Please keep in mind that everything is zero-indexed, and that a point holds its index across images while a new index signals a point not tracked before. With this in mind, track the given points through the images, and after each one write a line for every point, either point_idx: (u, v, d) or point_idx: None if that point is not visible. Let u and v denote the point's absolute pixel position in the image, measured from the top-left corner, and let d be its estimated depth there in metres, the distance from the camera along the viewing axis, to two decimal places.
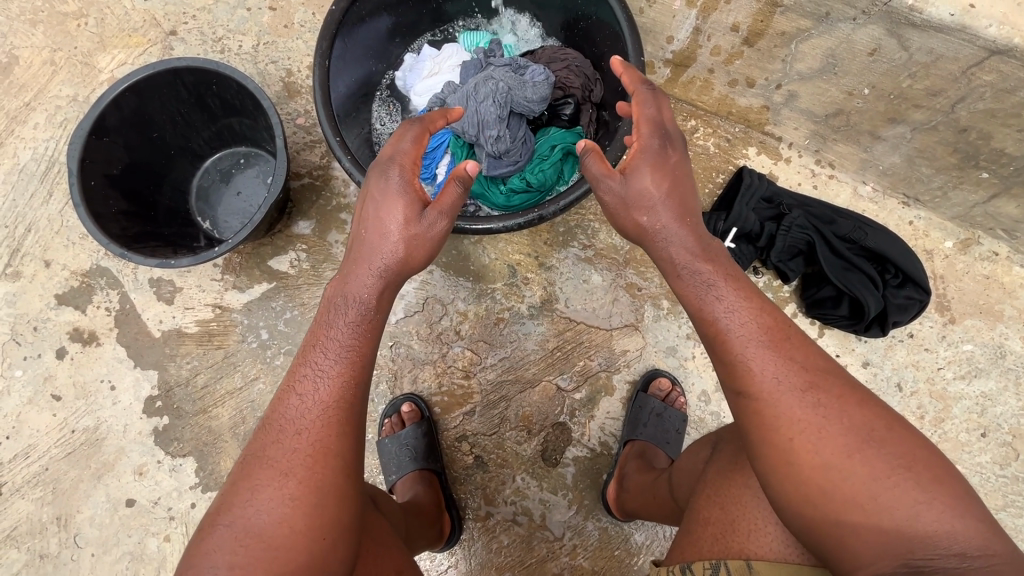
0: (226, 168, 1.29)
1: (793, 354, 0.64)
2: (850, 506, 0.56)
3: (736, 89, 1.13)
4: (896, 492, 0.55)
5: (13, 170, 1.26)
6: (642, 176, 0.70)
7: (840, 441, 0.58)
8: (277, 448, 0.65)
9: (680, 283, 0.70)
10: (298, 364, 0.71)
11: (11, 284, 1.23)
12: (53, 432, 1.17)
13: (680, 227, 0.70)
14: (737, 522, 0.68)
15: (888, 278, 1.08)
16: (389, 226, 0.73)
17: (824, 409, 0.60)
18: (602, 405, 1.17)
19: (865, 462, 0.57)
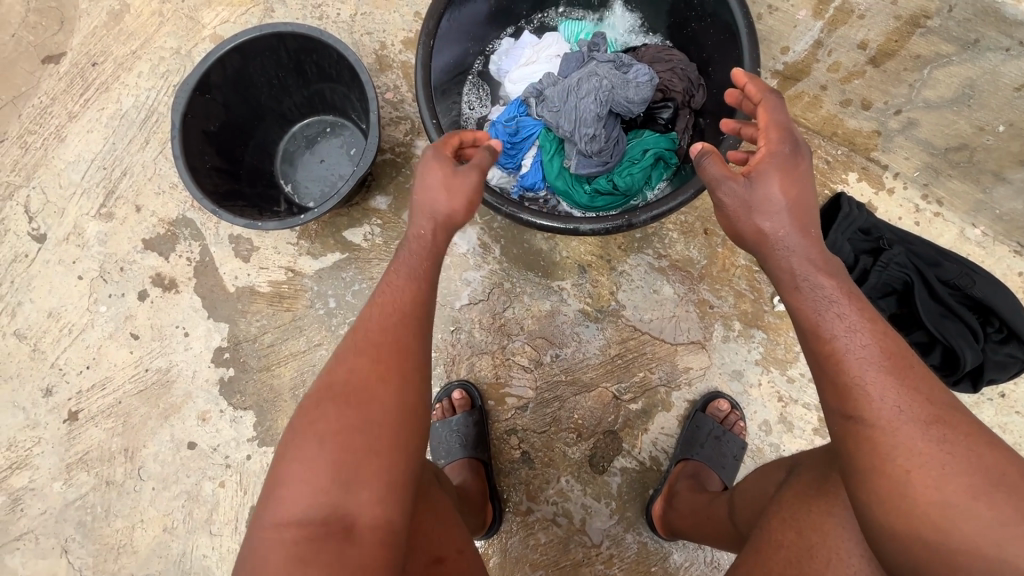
0: (313, 135, 1.30)
1: (917, 384, 0.59)
2: (968, 551, 0.52)
3: (848, 110, 1.06)
4: None
5: (116, 115, 1.32)
6: (768, 180, 0.66)
7: (964, 481, 0.54)
8: (359, 390, 0.64)
9: (795, 295, 0.65)
10: (374, 310, 0.71)
11: (103, 223, 1.29)
12: (129, 368, 1.24)
13: (800, 236, 0.66)
14: (816, 550, 0.67)
15: (990, 331, 1.00)
16: (430, 184, 0.75)
17: (950, 446, 0.55)
18: (657, 419, 1.14)
19: (990, 506, 0.52)
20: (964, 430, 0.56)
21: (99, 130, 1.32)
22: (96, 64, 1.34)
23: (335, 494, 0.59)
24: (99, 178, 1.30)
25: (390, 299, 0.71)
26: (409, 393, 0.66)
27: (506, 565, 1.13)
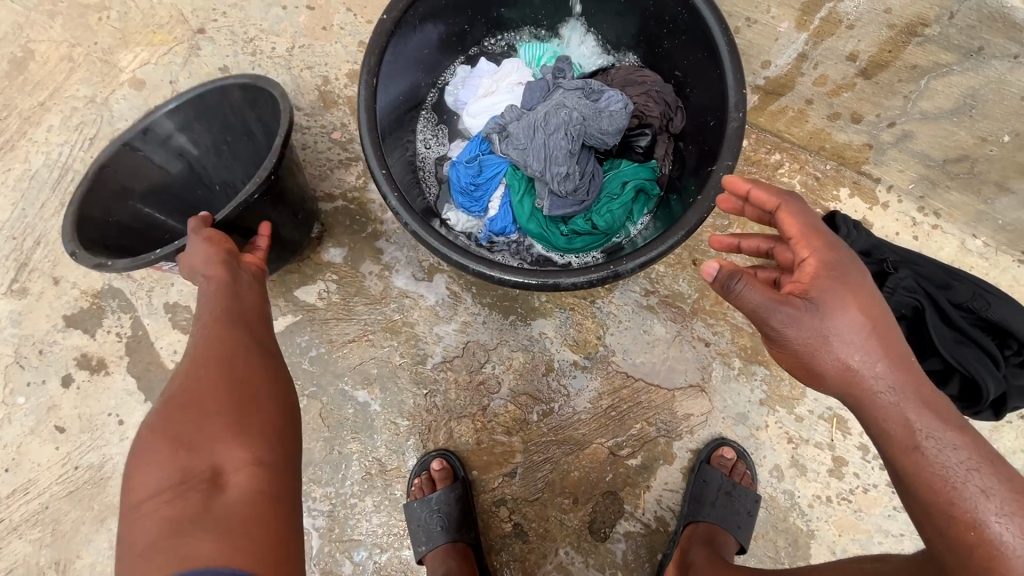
0: (235, 184, 1.06)
1: None
2: None
3: (837, 124, 0.98)
4: None
5: (24, 176, 1.16)
6: (840, 313, 0.61)
7: None
8: (190, 421, 0.58)
9: (908, 445, 0.59)
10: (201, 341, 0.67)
11: (16, 301, 1.13)
12: (55, 467, 1.08)
13: (884, 366, 0.61)
14: None
15: (1009, 354, 0.92)
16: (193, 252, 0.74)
17: None
18: (659, 474, 1.04)
19: None
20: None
21: (5, 194, 1.15)
22: None
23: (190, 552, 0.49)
24: (8, 249, 1.14)
25: (204, 344, 0.66)
26: (245, 429, 0.59)
27: None
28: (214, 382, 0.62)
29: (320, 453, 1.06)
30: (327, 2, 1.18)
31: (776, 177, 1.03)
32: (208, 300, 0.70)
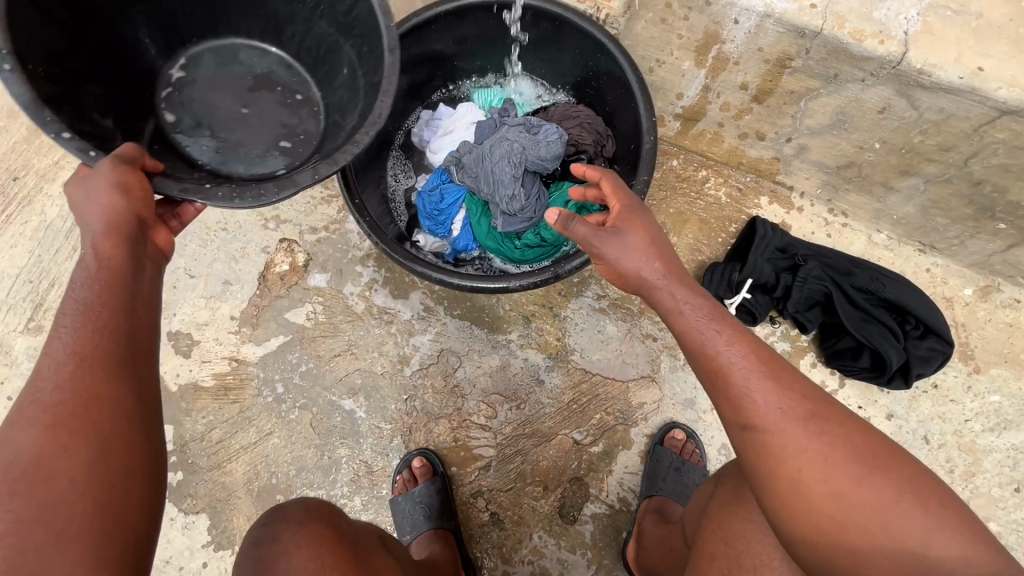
0: (278, 17, 0.96)
1: (789, 383, 0.62)
2: (862, 534, 0.56)
3: (746, 142, 1.15)
4: (907, 519, 0.55)
5: (40, 226, 1.30)
6: (628, 230, 0.70)
7: (846, 468, 0.58)
8: (45, 467, 0.52)
9: (679, 319, 0.66)
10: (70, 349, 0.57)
11: (32, 338, 1.25)
12: None
13: (670, 274, 0.68)
14: (743, 558, 0.70)
15: (909, 328, 1.07)
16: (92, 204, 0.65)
17: (828, 438, 0.59)
18: (619, 459, 1.15)
19: (871, 489, 0.57)
20: (822, 413, 0.61)
21: (23, 244, 1.29)
22: (17, 179, 1.33)
23: None
24: (26, 291, 1.27)
25: (84, 356, 0.57)
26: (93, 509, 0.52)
27: None
28: (70, 459, 0.53)
29: (312, 459, 1.16)
30: None
31: (704, 191, 1.20)
32: (91, 283, 0.61)
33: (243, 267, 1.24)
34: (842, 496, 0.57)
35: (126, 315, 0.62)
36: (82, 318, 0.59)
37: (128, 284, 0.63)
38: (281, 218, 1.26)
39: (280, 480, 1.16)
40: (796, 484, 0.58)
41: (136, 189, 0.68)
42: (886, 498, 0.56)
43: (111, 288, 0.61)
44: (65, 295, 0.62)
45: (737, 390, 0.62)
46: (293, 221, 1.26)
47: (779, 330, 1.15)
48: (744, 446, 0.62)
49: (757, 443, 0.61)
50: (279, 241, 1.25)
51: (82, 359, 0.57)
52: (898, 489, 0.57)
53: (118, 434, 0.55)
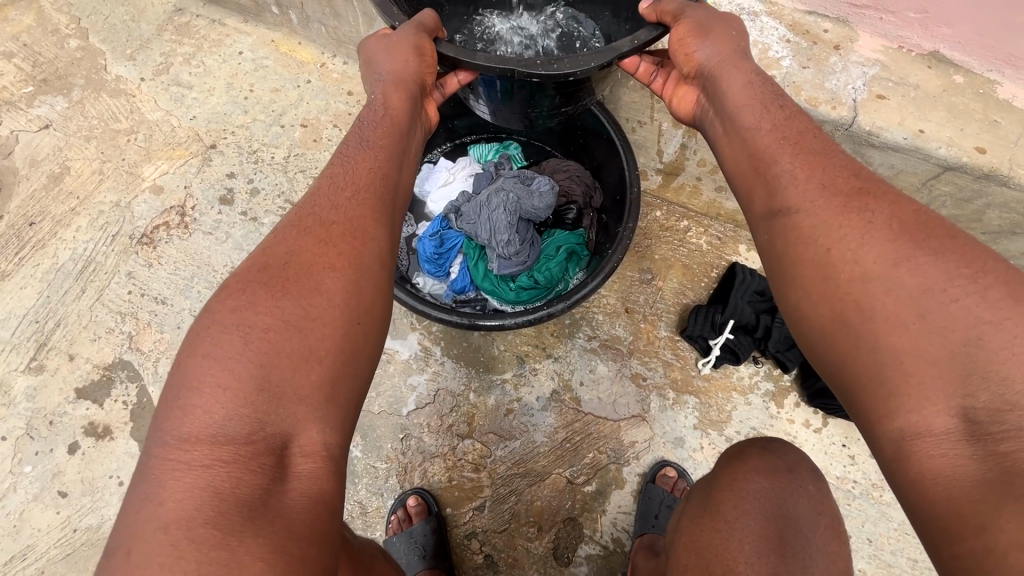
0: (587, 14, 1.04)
1: (828, 176, 0.66)
2: (900, 314, 0.54)
3: (723, 194, 1.27)
4: (956, 307, 0.52)
5: (51, 269, 1.35)
6: (707, 40, 0.81)
7: (886, 252, 0.57)
8: (300, 288, 0.63)
9: (736, 124, 0.77)
10: (326, 203, 0.71)
11: (33, 377, 1.26)
12: (54, 531, 1.15)
13: (732, 78, 0.79)
14: (713, 565, 0.74)
15: None
16: (382, 72, 0.84)
17: (866, 215, 0.61)
18: (613, 498, 1.16)
19: (911, 272, 0.55)
20: (876, 211, 0.61)
21: (33, 286, 1.33)
22: (34, 224, 1.39)
23: (162, 477, 0.52)
24: (30, 331, 1.30)
25: (343, 217, 0.70)
26: (309, 360, 0.59)
27: None
28: (332, 287, 0.64)
29: None
30: (318, 120, 1.47)
31: (686, 239, 1.31)
32: (356, 157, 0.77)
33: None
34: (889, 298, 0.55)
35: (391, 168, 0.79)
36: (359, 193, 0.73)
37: (387, 187, 0.77)
38: None
39: None
40: (830, 280, 0.60)
41: (427, 54, 0.84)
42: (958, 311, 0.52)
43: (383, 145, 0.79)
44: (355, 153, 0.78)
45: (775, 174, 0.70)
46: None
47: (763, 369, 1.22)
48: (784, 239, 0.66)
49: (789, 228, 0.65)
50: None
51: (355, 194, 0.73)
52: (968, 281, 0.53)
53: (351, 318, 0.63)
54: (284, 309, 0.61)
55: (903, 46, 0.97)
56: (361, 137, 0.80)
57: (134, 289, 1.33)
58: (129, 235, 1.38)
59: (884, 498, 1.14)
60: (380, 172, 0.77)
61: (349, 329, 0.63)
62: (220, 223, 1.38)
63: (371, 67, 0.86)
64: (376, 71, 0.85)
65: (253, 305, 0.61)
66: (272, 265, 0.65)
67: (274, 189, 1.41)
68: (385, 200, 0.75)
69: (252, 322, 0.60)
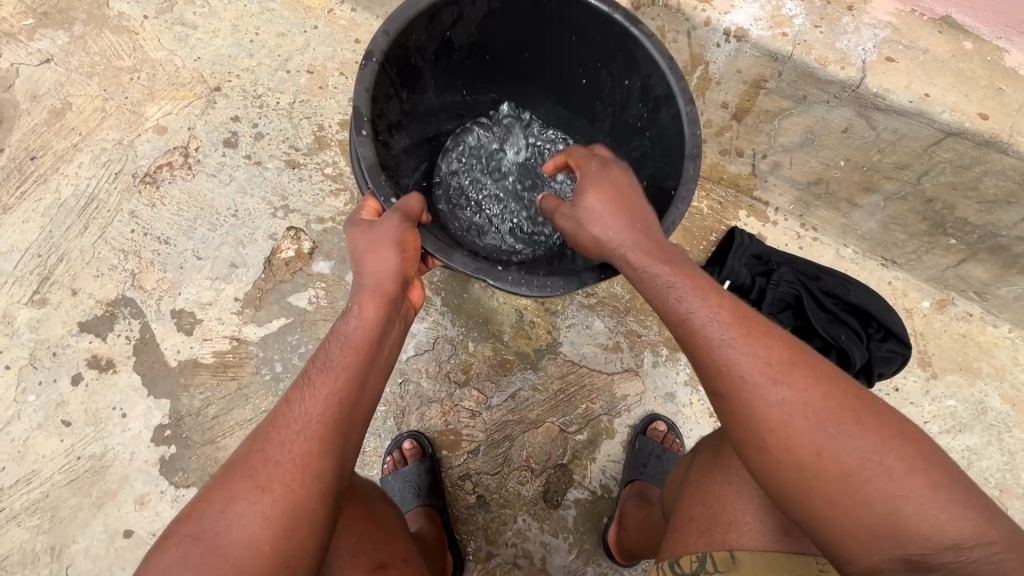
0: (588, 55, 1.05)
1: (762, 346, 0.66)
2: (842, 481, 0.59)
3: (727, 158, 1.26)
4: (889, 479, 0.58)
5: (53, 204, 1.35)
6: (585, 197, 0.81)
7: (823, 431, 0.61)
8: (266, 475, 0.66)
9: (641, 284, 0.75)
10: (309, 380, 0.72)
11: (36, 310, 1.27)
12: (58, 458, 1.18)
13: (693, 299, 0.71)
14: (720, 516, 0.78)
15: (871, 332, 1.15)
16: (365, 261, 0.80)
17: (810, 392, 0.63)
18: (602, 447, 1.20)
19: (840, 444, 0.60)
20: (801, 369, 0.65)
21: (35, 220, 1.33)
22: (35, 158, 1.38)
23: None
24: (33, 265, 1.30)
25: (323, 381, 0.71)
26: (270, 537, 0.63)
27: None
28: (287, 491, 0.65)
29: None
30: (324, 67, 1.45)
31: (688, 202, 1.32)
32: (336, 338, 0.75)
33: (250, 252, 1.31)
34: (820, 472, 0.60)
35: (357, 385, 0.72)
36: (346, 348, 0.73)
37: (374, 342, 0.75)
38: (291, 208, 1.34)
39: None
40: (761, 446, 0.64)
41: (409, 246, 0.81)
42: (879, 468, 0.59)
43: (345, 366, 0.72)
44: (338, 322, 0.77)
45: (706, 339, 0.68)
46: (302, 211, 1.34)
47: None
48: (721, 391, 0.66)
49: (734, 399, 0.65)
50: (286, 229, 1.33)
51: (338, 370, 0.72)
52: (877, 437, 0.60)
53: (315, 489, 0.66)
54: (249, 478, 0.66)
55: (916, 9, 0.97)
56: (328, 353, 0.74)
57: (137, 228, 1.34)
58: (132, 174, 1.37)
59: None
60: (343, 385, 0.71)
61: (305, 479, 0.66)
62: (224, 165, 1.38)
63: (353, 258, 0.82)
64: (358, 268, 0.80)
65: (227, 501, 0.65)
66: (250, 456, 0.68)
67: (278, 134, 1.40)
68: (347, 410, 0.71)
69: (230, 498, 0.65)
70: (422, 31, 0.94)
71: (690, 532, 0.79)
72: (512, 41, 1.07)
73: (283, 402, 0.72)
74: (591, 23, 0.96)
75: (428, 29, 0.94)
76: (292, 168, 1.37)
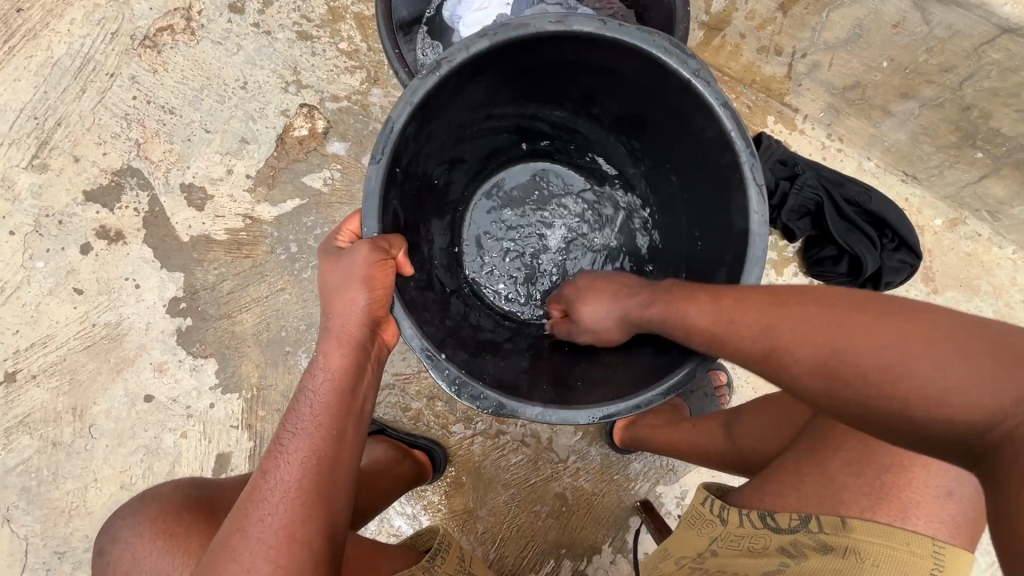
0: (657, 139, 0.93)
1: (747, 310, 0.63)
2: (847, 365, 0.53)
3: (765, 57, 1.21)
4: (901, 344, 0.50)
5: (46, 63, 1.25)
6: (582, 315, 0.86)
7: (789, 325, 0.58)
8: (260, 543, 0.63)
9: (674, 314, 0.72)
10: (288, 450, 0.69)
11: (37, 176, 1.23)
12: (73, 324, 1.18)
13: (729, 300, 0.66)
14: (847, 476, 0.71)
15: (886, 241, 1.18)
16: (349, 308, 0.74)
17: (781, 314, 0.60)
18: None
19: (796, 335, 0.57)
20: (749, 300, 0.64)
21: (27, 79, 1.25)
22: (20, 10, 1.26)
23: None
24: (30, 128, 1.23)
25: (302, 444, 0.68)
26: None
27: (478, 487, 1.18)
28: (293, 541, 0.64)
29: None
30: None
31: None
32: (309, 402, 0.72)
33: (261, 128, 1.25)
34: (799, 345, 0.57)
35: (332, 442, 0.70)
36: (317, 405, 0.71)
37: (349, 390, 0.73)
38: (303, 84, 1.27)
39: (289, 334, 1.20)
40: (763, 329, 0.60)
41: (376, 281, 0.74)
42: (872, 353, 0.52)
43: (320, 423, 0.70)
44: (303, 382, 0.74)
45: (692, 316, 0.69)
46: (315, 88, 1.27)
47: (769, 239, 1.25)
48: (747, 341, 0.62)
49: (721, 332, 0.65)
50: (299, 105, 1.26)
51: (316, 427, 0.70)
52: (922, 348, 0.49)
53: (315, 540, 0.65)
54: (235, 556, 0.63)
55: None
56: (299, 413, 0.72)
57: (139, 95, 1.26)
58: (130, 36, 1.27)
59: None
60: (321, 441, 0.69)
61: (296, 548, 0.63)
62: (230, 32, 1.28)
63: (321, 298, 0.78)
64: (326, 311, 0.76)
65: None
66: (234, 535, 0.64)
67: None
68: (329, 465, 0.68)
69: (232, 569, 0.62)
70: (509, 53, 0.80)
71: (787, 489, 0.73)
72: (610, 97, 0.93)
73: (259, 474, 0.69)
74: (699, 140, 0.84)
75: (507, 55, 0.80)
76: (304, 40, 1.28)
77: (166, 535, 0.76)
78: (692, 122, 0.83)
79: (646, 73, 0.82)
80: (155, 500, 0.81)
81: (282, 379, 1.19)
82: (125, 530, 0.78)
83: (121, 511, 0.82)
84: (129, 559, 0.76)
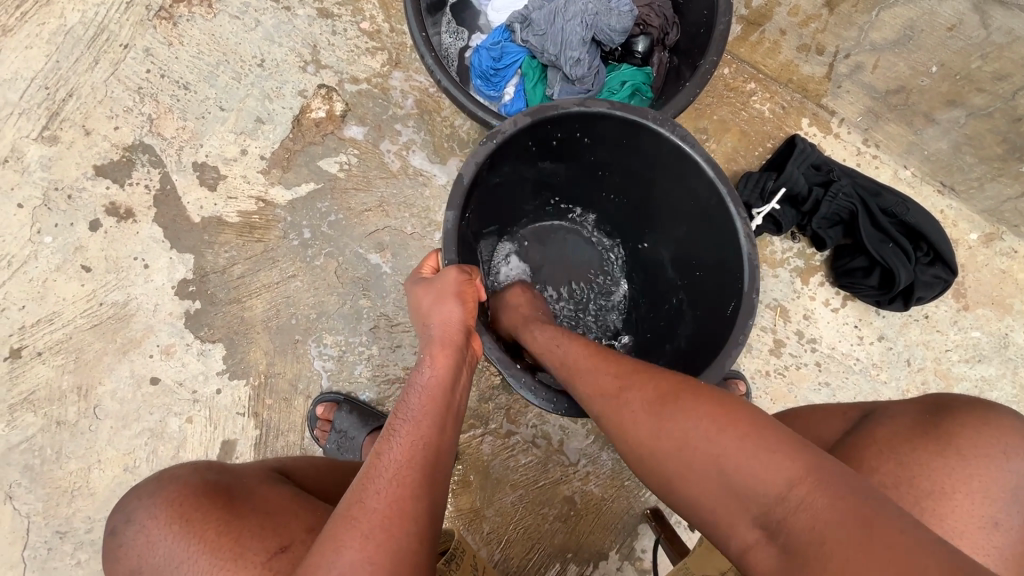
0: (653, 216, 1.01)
1: (654, 385, 0.67)
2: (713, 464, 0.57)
3: (804, 56, 1.16)
4: (752, 457, 0.55)
5: (59, 31, 1.21)
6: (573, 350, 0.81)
7: (678, 415, 0.62)
8: (374, 520, 0.57)
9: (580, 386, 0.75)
10: (396, 436, 0.65)
11: (46, 147, 1.19)
12: (80, 303, 1.16)
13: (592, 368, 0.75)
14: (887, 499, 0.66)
15: (920, 255, 1.13)
16: (448, 318, 0.77)
17: (678, 402, 0.63)
18: None
19: (675, 417, 0.61)
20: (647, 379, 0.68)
21: (39, 47, 1.21)
22: None
23: None
24: (41, 98, 1.20)
25: (409, 433, 0.65)
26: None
27: (486, 487, 1.16)
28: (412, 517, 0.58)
29: (334, 306, 1.17)
30: None
31: (749, 103, 1.20)
32: (413, 395, 0.70)
33: (277, 108, 1.21)
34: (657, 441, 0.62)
35: (440, 431, 0.66)
36: (425, 396, 0.70)
37: (449, 385, 0.72)
38: (322, 64, 1.22)
39: (299, 321, 1.17)
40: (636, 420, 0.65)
41: (470, 298, 0.79)
42: (705, 444, 0.57)
43: (428, 411, 0.68)
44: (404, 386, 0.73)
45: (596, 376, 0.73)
46: (333, 68, 1.22)
47: (798, 246, 1.20)
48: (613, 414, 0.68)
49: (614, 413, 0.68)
50: (317, 86, 1.22)
51: (420, 416, 0.67)
52: (762, 450, 0.55)
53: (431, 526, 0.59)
54: (351, 526, 0.57)
55: None
56: (407, 403, 0.70)
57: (152, 68, 1.22)
58: (144, 6, 1.23)
59: (880, 376, 1.19)
60: (430, 426, 0.66)
61: (405, 529, 0.57)
62: (249, 7, 1.23)
63: (419, 317, 0.81)
64: (426, 320, 0.79)
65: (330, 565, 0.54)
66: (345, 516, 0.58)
67: None
68: (435, 453, 0.64)
69: (341, 547, 0.55)
70: (552, 126, 0.86)
71: None
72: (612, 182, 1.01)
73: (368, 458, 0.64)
74: (688, 192, 0.91)
75: (549, 130, 0.86)
76: (324, 17, 1.23)
77: (189, 518, 0.73)
78: (690, 181, 0.89)
79: (658, 153, 0.89)
80: (175, 483, 0.78)
81: (290, 367, 1.16)
82: (141, 511, 0.76)
83: (136, 491, 0.79)
84: (145, 541, 0.74)
